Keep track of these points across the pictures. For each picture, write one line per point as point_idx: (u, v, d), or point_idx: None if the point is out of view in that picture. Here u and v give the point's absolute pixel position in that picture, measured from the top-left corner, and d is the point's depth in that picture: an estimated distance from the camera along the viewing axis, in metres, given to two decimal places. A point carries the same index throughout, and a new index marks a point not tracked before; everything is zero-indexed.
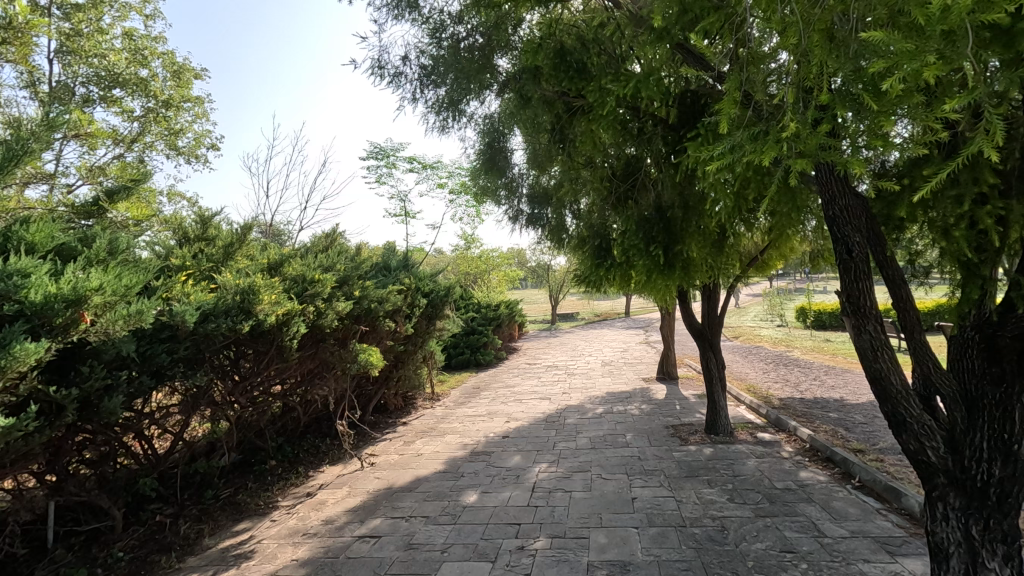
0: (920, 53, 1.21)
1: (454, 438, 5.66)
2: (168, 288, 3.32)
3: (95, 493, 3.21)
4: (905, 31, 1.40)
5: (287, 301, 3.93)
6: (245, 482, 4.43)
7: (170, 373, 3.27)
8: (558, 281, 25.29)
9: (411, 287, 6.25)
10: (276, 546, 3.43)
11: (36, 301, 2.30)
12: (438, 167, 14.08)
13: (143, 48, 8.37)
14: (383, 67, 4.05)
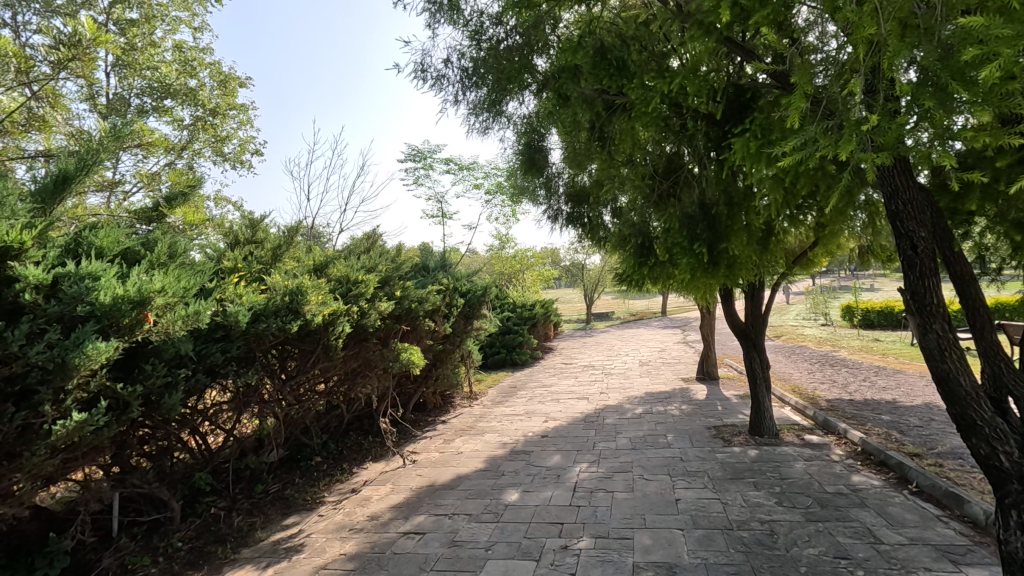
0: (1020, 39, 1.17)
1: (493, 437, 5.70)
2: (223, 290, 3.44)
3: (156, 486, 3.37)
4: (998, 17, 1.38)
5: (333, 302, 4.04)
6: (293, 478, 4.56)
7: (224, 371, 3.40)
8: (593, 280, 25.14)
9: (449, 288, 6.32)
10: (324, 541, 3.53)
11: (106, 303, 2.43)
12: (473, 167, 14.18)
13: (192, 60, 8.80)
14: (425, 70, 4.11)
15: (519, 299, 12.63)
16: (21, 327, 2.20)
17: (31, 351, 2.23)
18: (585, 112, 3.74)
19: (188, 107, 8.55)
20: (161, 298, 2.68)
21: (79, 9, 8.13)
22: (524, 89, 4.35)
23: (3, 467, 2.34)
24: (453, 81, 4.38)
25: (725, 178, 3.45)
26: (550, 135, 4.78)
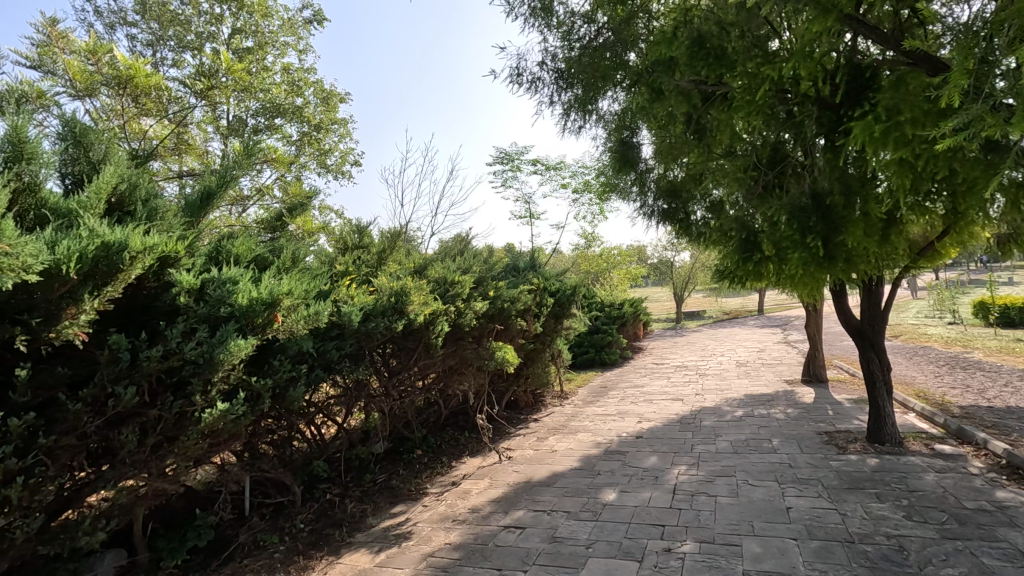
0: None
1: (586, 436, 5.68)
2: (338, 292, 3.72)
3: (280, 471, 3.70)
4: None
5: (433, 301, 4.23)
6: (397, 469, 4.82)
7: (339, 367, 3.67)
8: (683, 277, 24.32)
9: (540, 287, 6.38)
10: (430, 530, 3.70)
11: (243, 304, 2.72)
12: (559, 167, 14.23)
13: (298, 80, 9.57)
14: (520, 73, 4.18)
15: (607, 298, 12.49)
16: (177, 327, 2.50)
17: (185, 347, 2.53)
18: (681, 105, 3.61)
19: (296, 124, 9.28)
20: (288, 300, 2.95)
21: (206, 43, 9.10)
22: (608, 85, 4.35)
23: (164, 448, 2.68)
24: (547, 83, 4.44)
25: (839, 165, 3.21)
26: (642, 130, 4.70)
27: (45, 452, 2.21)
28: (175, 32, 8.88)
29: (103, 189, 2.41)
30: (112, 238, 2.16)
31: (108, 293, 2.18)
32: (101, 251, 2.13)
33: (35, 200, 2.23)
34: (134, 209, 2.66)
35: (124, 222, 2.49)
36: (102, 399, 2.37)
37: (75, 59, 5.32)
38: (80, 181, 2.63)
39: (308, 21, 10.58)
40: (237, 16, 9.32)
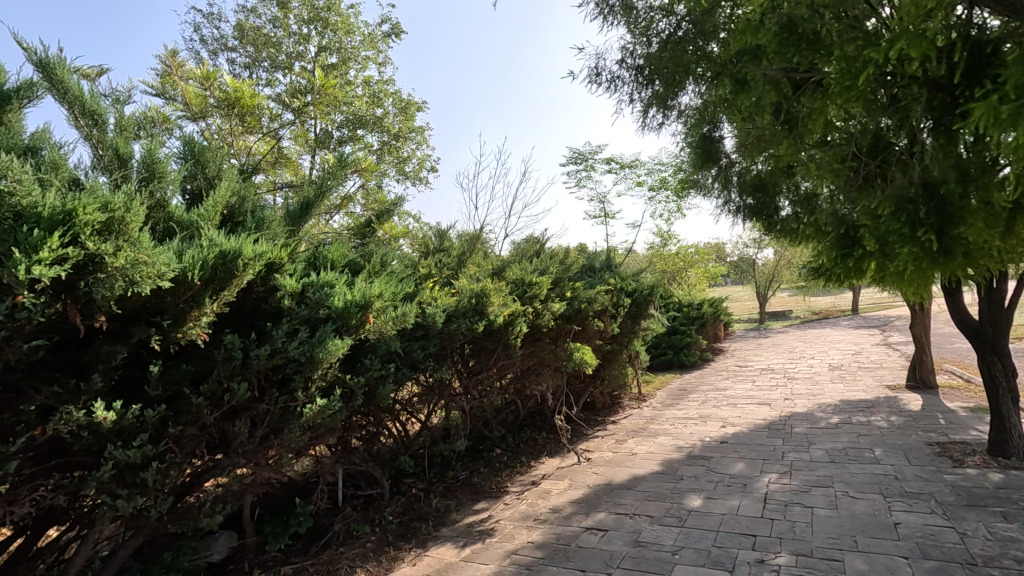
0: None
1: (667, 440, 5.54)
2: (422, 294, 3.86)
3: (370, 464, 3.88)
4: None
5: (512, 303, 4.30)
6: (478, 467, 4.92)
7: (424, 366, 3.80)
8: (766, 275, 23.12)
9: (617, 287, 6.30)
10: (513, 527, 3.76)
11: (339, 306, 2.90)
12: (632, 165, 13.98)
13: (379, 92, 10.04)
14: (599, 73, 4.16)
15: (685, 298, 12.12)
16: (282, 327, 2.70)
17: (290, 345, 2.72)
18: (769, 96, 3.42)
19: (377, 134, 9.72)
20: (379, 301, 3.11)
21: (297, 62, 9.77)
22: (687, 78, 4.23)
23: (270, 440, 2.89)
24: (625, 80, 4.39)
25: (955, 151, 2.95)
26: (724, 123, 4.53)
27: (173, 440, 2.45)
28: (269, 53, 9.60)
29: (219, 203, 2.63)
30: (229, 247, 2.37)
31: (224, 297, 2.39)
32: (220, 259, 2.34)
33: (164, 215, 2.47)
34: (245, 220, 2.91)
35: (236, 232, 2.72)
36: (219, 394, 2.60)
37: (190, 85, 5.91)
38: (199, 196, 2.90)
39: (386, 35, 11.09)
40: (322, 35, 9.93)
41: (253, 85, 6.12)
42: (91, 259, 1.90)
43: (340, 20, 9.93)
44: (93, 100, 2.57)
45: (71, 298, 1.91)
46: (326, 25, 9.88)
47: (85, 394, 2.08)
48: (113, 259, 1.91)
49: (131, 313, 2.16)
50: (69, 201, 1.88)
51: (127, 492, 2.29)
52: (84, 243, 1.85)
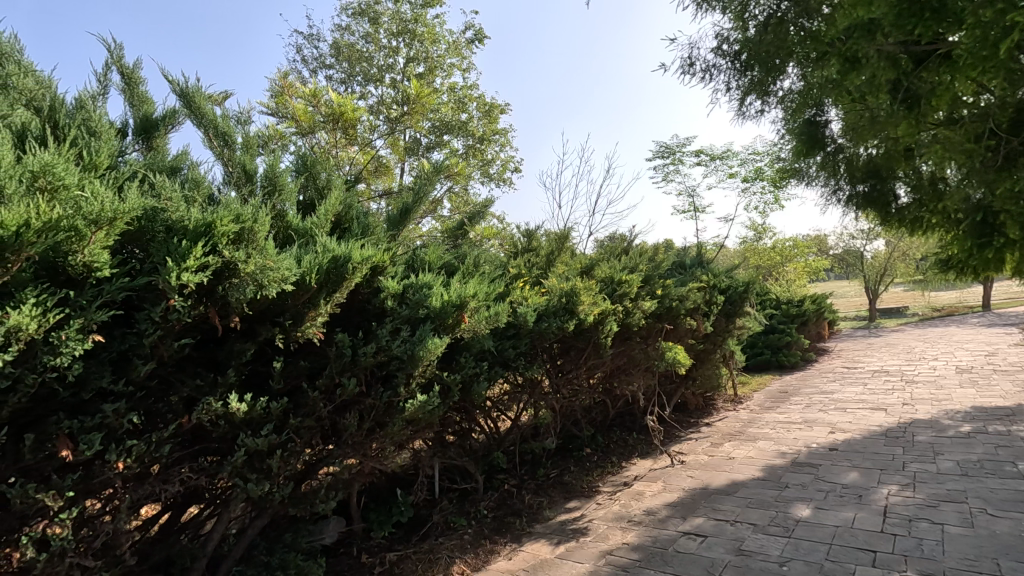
0: None
1: (768, 444, 5.25)
2: (513, 293, 3.93)
3: (465, 459, 4.01)
4: None
5: (602, 302, 4.28)
6: (568, 466, 4.93)
7: (516, 364, 3.87)
8: (877, 269, 21.22)
9: (710, 285, 6.07)
10: (606, 527, 3.73)
11: (436, 306, 3.03)
12: (723, 156, 13.38)
13: (463, 97, 10.35)
14: (692, 62, 4.02)
15: (784, 295, 11.41)
16: (386, 327, 2.86)
17: (393, 344, 2.87)
18: (886, 74, 3.12)
19: (463, 138, 10.02)
20: (473, 302, 3.21)
21: (387, 74, 10.28)
22: (788, 61, 3.98)
23: (375, 432, 3.06)
24: (720, 69, 4.22)
25: None
26: (830, 107, 4.23)
27: (294, 430, 2.66)
28: (362, 68, 10.19)
29: (329, 212, 2.84)
30: (339, 252, 2.54)
31: (336, 299, 2.58)
32: (332, 263, 2.52)
33: (283, 224, 2.70)
34: (351, 226, 3.11)
35: (345, 238, 2.93)
36: (331, 388, 2.79)
37: (300, 103, 6.43)
38: (311, 206, 3.15)
39: (470, 42, 11.40)
40: (411, 46, 10.38)
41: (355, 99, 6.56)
42: (227, 265, 2.12)
43: (427, 30, 10.33)
44: (224, 123, 2.87)
45: (212, 301, 2.14)
46: (414, 36, 10.32)
47: (221, 386, 2.32)
48: (245, 265, 2.11)
49: (258, 314, 2.38)
50: (208, 215, 2.11)
51: (256, 476, 2.53)
52: (221, 252, 2.07)
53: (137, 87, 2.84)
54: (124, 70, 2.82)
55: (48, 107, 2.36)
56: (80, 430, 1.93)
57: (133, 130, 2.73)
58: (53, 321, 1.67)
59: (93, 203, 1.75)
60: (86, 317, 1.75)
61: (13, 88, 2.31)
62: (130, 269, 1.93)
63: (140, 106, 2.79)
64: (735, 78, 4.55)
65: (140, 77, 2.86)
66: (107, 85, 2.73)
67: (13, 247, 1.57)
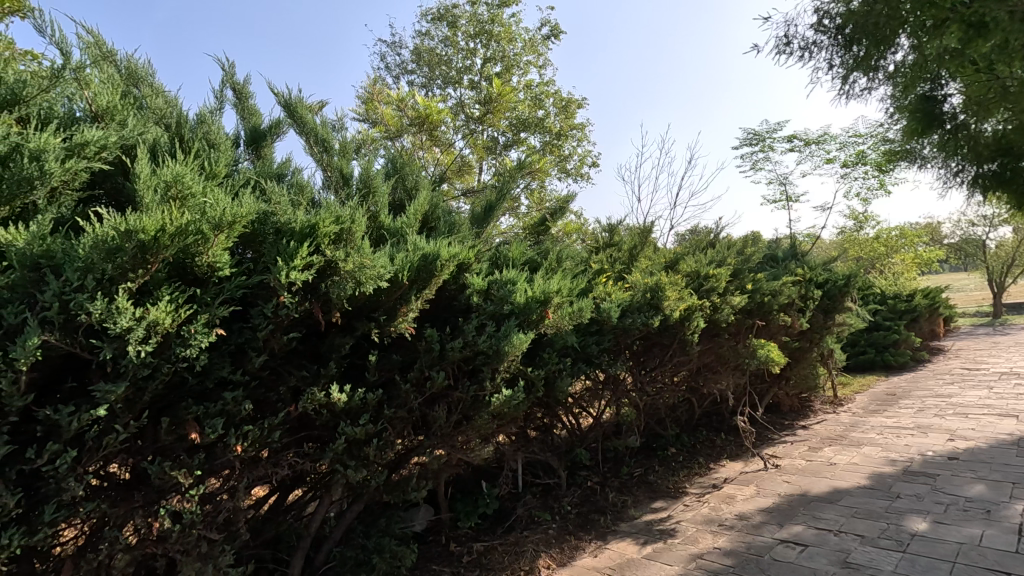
0: None
1: (874, 450, 4.85)
2: (596, 289, 3.90)
3: (549, 454, 4.01)
4: None
5: (688, 296, 4.14)
6: (653, 465, 4.80)
7: (599, 360, 3.83)
8: (1002, 259, 18.98)
9: (805, 279, 5.71)
10: (696, 531, 3.60)
11: (521, 302, 3.06)
12: (818, 141, 12.50)
13: (540, 94, 10.41)
14: (790, 40, 3.76)
15: (890, 289, 10.48)
16: (473, 322, 2.92)
17: (479, 339, 2.93)
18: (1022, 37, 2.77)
19: (540, 135, 10.07)
20: (557, 297, 3.21)
21: (466, 75, 10.49)
22: (901, 31, 3.63)
23: (462, 425, 3.13)
24: (820, 46, 3.95)
25: None
26: (949, 80, 3.84)
27: (388, 420, 2.79)
28: (442, 71, 10.52)
29: (418, 212, 2.95)
30: (429, 250, 2.63)
31: (426, 295, 2.67)
32: (422, 261, 2.61)
33: (376, 224, 2.83)
34: (438, 225, 3.21)
35: (433, 236, 3.03)
36: (422, 381, 2.89)
37: (389, 108, 6.75)
38: (400, 206, 3.28)
39: (547, 39, 11.41)
40: (488, 46, 10.53)
41: (440, 101, 6.78)
42: (328, 264, 2.25)
43: (504, 30, 10.44)
44: (322, 130, 3.10)
45: (315, 297, 2.28)
46: (491, 37, 10.46)
47: (324, 378, 2.47)
48: (345, 263, 2.24)
49: (355, 310, 2.52)
50: (312, 217, 2.26)
51: (355, 463, 2.67)
52: (324, 251, 2.21)
53: (247, 101, 3.08)
54: (235, 86, 3.07)
55: (175, 123, 2.62)
56: (205, 415, 2.13)
57: (245, 140, 2.97)
58: (183, 316, 1.85)
59: (216, 208, 1.91)
60: (211, 313, 1.93)
61: (147, 107, 2.59)
62: (246, 268, 2.11)
63: (249, 119, 3.03)
64: (837, 54, 4.22)
65: (248, 92, 3.10)
66: (221, 100, 2.98)
67: (152, 250, 1.76)
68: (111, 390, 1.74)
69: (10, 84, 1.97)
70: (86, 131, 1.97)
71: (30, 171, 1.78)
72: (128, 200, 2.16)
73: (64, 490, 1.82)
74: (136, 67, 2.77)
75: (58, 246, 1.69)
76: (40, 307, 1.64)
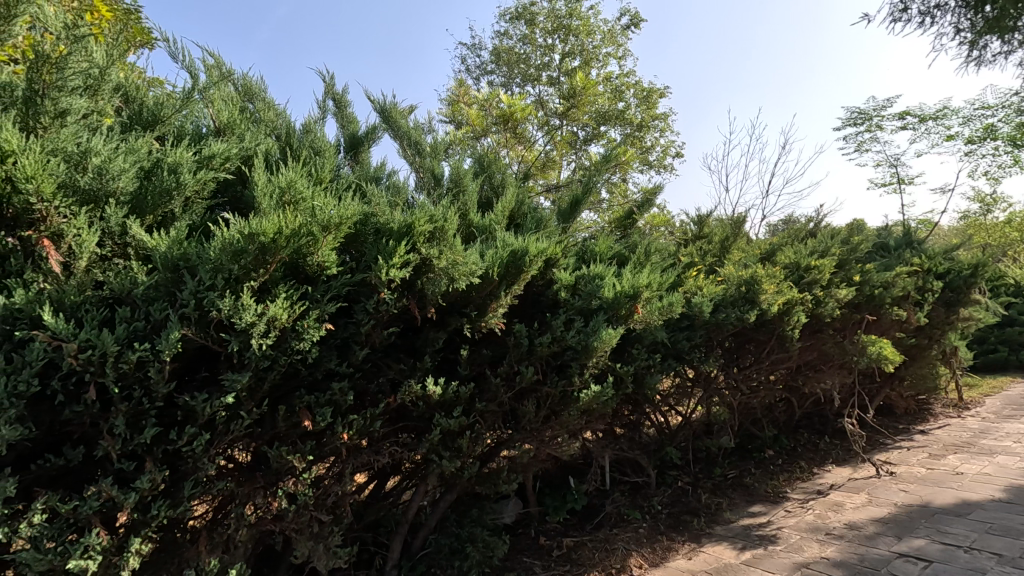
0: None
1: (1011, 461, 4.32)
2: (687, 283, 3.77)
3: (638, 452, 3.93)
4: None
5: (788, 289, 3.91)
6: (750, 467, 4.57)
7: (690, 356, 3.70)
8: None
9: (922, 269, 5.21)
10: (800, 538, 3.39)
11: (610, 297, 3.02)
12: (934, 117, 11.31)
13: (620, 86, 10.27)
14: (908, 6, 3.45)
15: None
16: (561, 317, 2.92)
17: (568, 334, 2.93)
18: None
19: (620, 127, 9.95)
20: (647, 292, 3.14)
21: (544, 72, 10.53)
22: None
23: (551, 420, 3.13)
24: (944, 9, 3.59)
25: None
26: None
27: (479, 413, 2.86)
28: (521, 70, 10.66)
29: (506, 208, 3.00)
30: (518, 246, 2.66)
31: (515, 290, 2.70)
32: (511, 257, 2.65)
33: (466, 222, 2.91)
34: (525, 221, 3.25)
35: (521, 232, 3.07)
36: (512, 375, 2.93)
37: (472, 109, 6.95)
38: (488, 203, 3.35)
39: (626, 29, 11.18)
40: (566, 41, 10.49)
41: (523, 99, 6.86)
42: (423, 262, 2.34)
43: (582, 23, 10.33)
44: (414, 134, 3.25)
45: (411, 294, 2.38)
46: (569, 31, 10.40)
47: (419, 371, 2.58)
48: (439, 261, 2.32)
49: (448, 305, 2.60)
50: (408, 216, 2.35)
51: (449, 454, 2.76)
52: (420, 249, 2.30)
53: (346, 109, 3.26)
54: (335, 96, 3.27)
55: (285, 134, 2.84)
56: (315, 404, 2.29)
57: (345, 147, 3.16)
58: (297, 312, 1.99)
59: (324, 211, 2.04)
60: (321, 308, 2.07)
61: (261, 120, 2.83)
62: (350, 267, 2.24)
63: (347, 126, 3.22)
64: (965, 15, 3.85)
65: (347, 101, 3.29)
66: (324, 110, 3.19)
67: (271, 251, 1.91)
68: (237, 379, 1.92)
69: (151, 108, 2.27)
70: (214, 145, 2.19)
71: (169, 183, 1.99)
72: (248, 206, 2.37)
73: (199, 469, 2.02)
74: (251, 84, 3.02)
75: (193, 249, 1.86)
76: (179, 305, 1.82)
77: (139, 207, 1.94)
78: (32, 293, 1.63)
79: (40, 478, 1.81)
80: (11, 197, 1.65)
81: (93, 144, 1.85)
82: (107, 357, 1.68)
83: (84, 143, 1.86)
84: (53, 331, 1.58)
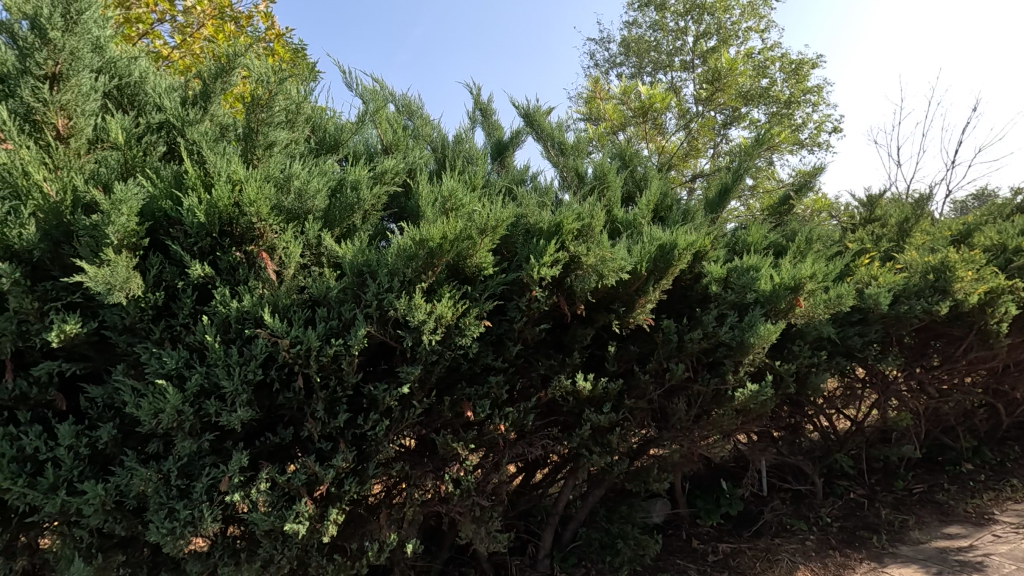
0: None
1: None
2: (857, 273, 3.39)
3: (801, 458, 3.61)
4: None
5: (991, 276, 3.33)
6: (941, 482, 3.97)
7: (864, 354, 3.31)
8: None
9: None
10: (1016, 569, 2.95)
11: (767, 289, 2.81)
12: None
13: (764, 61, 9.55)
14: None
15: None
16: (712, 313, 2.79)
17: (720, 330, 2.79)
18: None
19: (764, 107, 9.27)
20: (811, 283, 2.87)
21: (678, 57, 10.15)
22: None
23: (702, 419, 3.00)
24: None
25: None
26: None
27: (628, 410, 2.83)
28: (652, 58, 10.42)
29: (651, 202, 2.95)
30: (666, 240, 2.60)
31: (664, 285, 2.64)
32: (659, 252, 2.59)
33: (611, 218, 2.91)
34: (670, 214, 3.16)
35: (667, 226, 2.99)
36: (661, 372, 2.87)
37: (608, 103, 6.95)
38: (631, 198, 3.32)
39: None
40: (701, 21, 9.95)
41: (659, 88, 6.67)
42: (571, 259, 2.38)
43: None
44: (557, 134, 3.36)
45: (561, 292, 2.44)
46: (704, 10, 9.82)
47: (569, 366, 2.63)
48: (587, 258, 2.34)
49: (597, 302, 2.62)
50: (557, 216, 2.41)
51: (600, 449, 2.77)
52: (568, 247, 2.35)
53: (491, 117, 3.44)
54: (481, 105, 3.46)
55: (440, 146, 3.08)
56: (475, 396, 2.44)
57: (492, 153, 3.34)
58: (460, 310, 2.16)
59: (481, 215, 2.17)
60: (479, 306, 2.21)
61: (419, 135, 3.09)
62: (504, 267, 2.36)
63: (492, 133, 3.39)
64: None
65: (492, 109, 3.47)
66: (473, 120, 3.40)
67: (437, 254, 2.08)
68: (411, 371, 2.11)
69: (333, 132, 2.61)
70: (385, 162, 2.47)
71: (353, 199, 2.27)
72: (411, 214, 2.61)
73: (380, 451, 2.26)
74: (410, 102, 3.32)
75: (374, 256, 2.10)
76: (363, 305, 2.06)
77: (329, 221, 2.24)
78: (256, 297, 1.94)
79: (262, 452, 2.16)
80: (238, 218, 1.98)
81: (295, 169, 2.15)
82: (311, 351, 1.96)
83: (288, 170, 2.17)
84: (272, 329, 1.89)
